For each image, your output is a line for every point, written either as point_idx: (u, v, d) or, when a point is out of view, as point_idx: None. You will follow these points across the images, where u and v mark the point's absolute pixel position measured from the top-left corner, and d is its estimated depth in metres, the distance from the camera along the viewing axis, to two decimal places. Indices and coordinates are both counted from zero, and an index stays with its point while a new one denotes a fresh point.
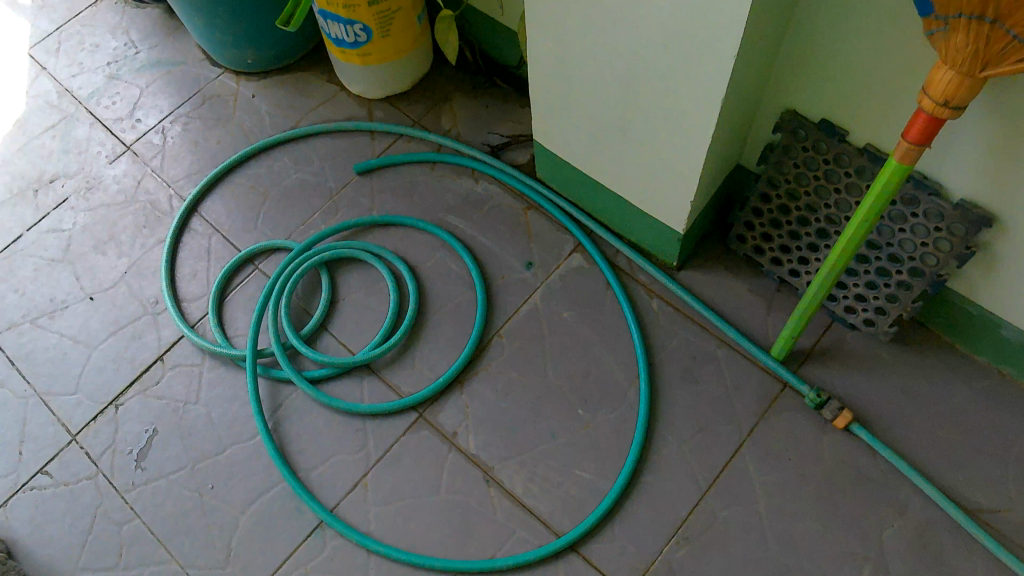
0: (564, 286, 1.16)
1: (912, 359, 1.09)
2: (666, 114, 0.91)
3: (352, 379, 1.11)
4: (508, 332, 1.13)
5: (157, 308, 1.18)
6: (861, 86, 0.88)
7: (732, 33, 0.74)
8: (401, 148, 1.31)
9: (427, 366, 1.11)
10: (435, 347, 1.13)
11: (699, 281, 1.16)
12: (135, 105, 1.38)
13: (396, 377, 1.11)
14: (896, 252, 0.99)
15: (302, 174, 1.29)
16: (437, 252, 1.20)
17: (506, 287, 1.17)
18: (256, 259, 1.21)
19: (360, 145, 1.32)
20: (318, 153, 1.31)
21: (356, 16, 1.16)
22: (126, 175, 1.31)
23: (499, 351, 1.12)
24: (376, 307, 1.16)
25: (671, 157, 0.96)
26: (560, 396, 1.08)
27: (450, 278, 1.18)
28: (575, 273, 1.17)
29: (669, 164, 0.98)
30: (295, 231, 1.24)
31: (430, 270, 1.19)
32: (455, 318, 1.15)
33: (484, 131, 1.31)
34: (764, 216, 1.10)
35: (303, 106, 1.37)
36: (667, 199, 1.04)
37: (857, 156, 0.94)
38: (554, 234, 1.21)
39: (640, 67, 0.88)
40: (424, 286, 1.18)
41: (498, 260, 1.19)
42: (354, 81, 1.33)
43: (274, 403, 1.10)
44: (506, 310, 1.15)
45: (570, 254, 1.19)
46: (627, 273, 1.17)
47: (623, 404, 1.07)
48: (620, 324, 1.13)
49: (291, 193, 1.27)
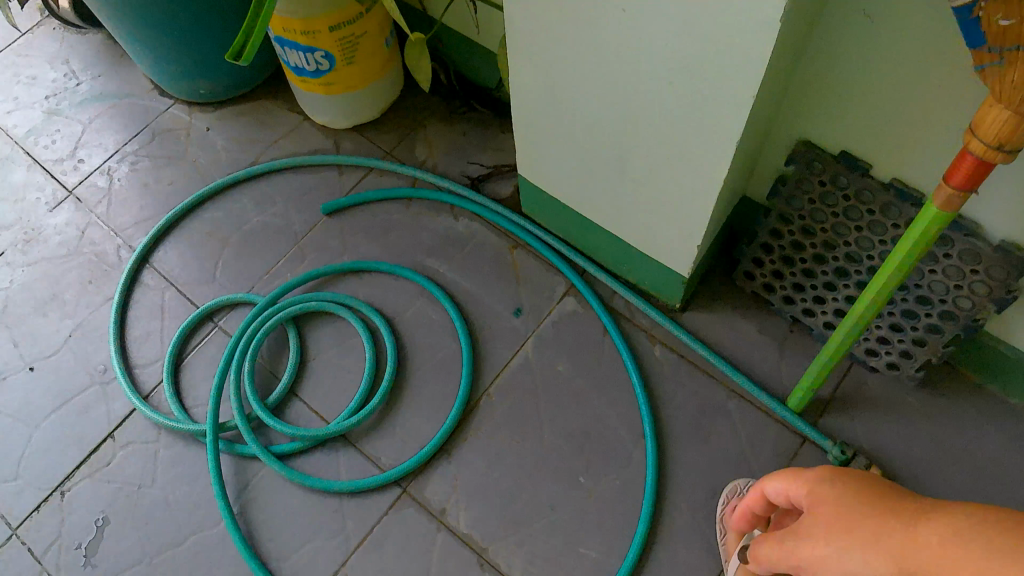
0: (558, 335, 1.06)
1: (940, 404, 1.00)
2: (668, 148, 0.80)
3: (326, 450, 1.00)
4: (498, 390, 1.02)
5: (106, 378, 1.06)
6: (889, 116, 0.77)
7: (750, 69, 0.64)
8: (372, 183, 1.19)
9: (410, 432, 1.00)
10: (418, 410, 1.02)
11: (705, 323, 1.06)
12: (78, 143, 1.26)
13: (375, 446, 1.00)
14: (925, 294, 0.89)
15: (264, 216, 1.17)
16: (416, 301, 1.09)
17: (494, 338, 1.06)
18: (217, 315, 1.09)
19: (328, 181, 1.20)
20: (281, 191, 1.19)
21: (317, 43, 1.04)
22: (68, 225, 1.18)
23: (489, 412, 1.01)
24: (351, 366, 1.05)
25: (676, 198, 0.86)
26: (558, 462, 0.98)
27: (432, 330, 1.07)
28: (569, 319, 1.07)
29: (673, 206, 0.88)
30: (258, 281, 1.12)
31: (409, 322, 1.07)
32: (439, 376, 1.04)
33: (463, 161, 1.20)
34: (775, 252, 0.99)
35: (263, 139, 1.25)
36: (671, 242, 0.94)
37: (883, 193, 0.84)
38: (545, 275, 1.10)
39: (638, 96, 0.77)
40: (402, 340, 1.06)
41: (484, 308, 1.08)
42: (318, 111, 1.21)
43: (241, 482, 0.99)
44: (495, 365, 1.04)
45: (563, 297, 1.08)
46: (625, 316, 1.07)
47: (629, 470, 0.96)
48: (621, 377, 1.02)
49: (252, 238, 1.16)
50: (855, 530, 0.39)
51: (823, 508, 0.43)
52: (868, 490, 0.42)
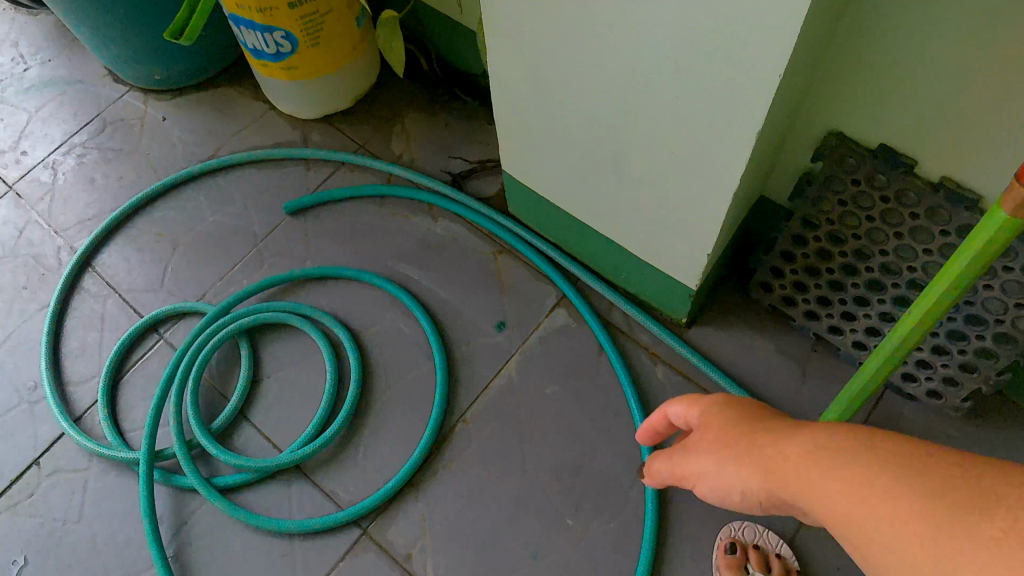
0: (547, 352, 0.92)
1: (990, 439, 0.85)
2: (671, 150, 0.66)
3: (278, 484, 0.87)
4: (475, 416, 0.89)
5: (34, 396, 0.94)
6: (945, 107, 0.63)
7: (773, 57, 0.50)
8: (342, 179, 1.06)
9: (373, 465, 0.87)
10: (384, 438, 0.89)
11: (714, 341, 0.92)
12: (21, 134, 1.14)
13: (333, 480, 0.87)
14: (978, 313, 0.75)
15: (220, 216, 1.05)
16: (385, 313, 0.96)
17: (473, 355, 0.92)
18: (162, 327, 0.97)
19: (293, 177, 1.07)
20: (240, 188, 1.07)
21: (276, 22, 0.92)
22: (5, 224, 1.06)
23: (464, 442, 0.88)
24: (310, 387, 0.92)
25: (678, 207, 0.73)
26: (543, 501, 0.84)
27: (403, 346, 0.94)
28: (559, 334, 0.93)
29: (675, 215, 0.75)
30: (210, 288, 1.00)
31: (377, 337, 0.94)
32: (409, 398, 0.91)
33: (444, 155, 1.07)
34: (797, 260, 0.84)
35: (224, 130, 1.12)
36: (674, 254, 0.81)
37: (930, 194, 0.70)
38: (533, 284, 0.97)
39: (635, 87, 0.63)
40: (369, 357, 0.93)
41: (462, 320, 0.95)
42: (283, 99, 1.08)
43: (179, 518, 0.86)
44: (473, 386, 0.91)
45: (553, 310, 0.95)
46: (623, 333, 0.93)
47: (625, 512, 0.83)
48: (617, 403, 0.88)
49: (206, 239, 1.03)
50: (752, 453, 0.38)
51: (712, 427, 0.42)
52: (763, 417, 0.41)
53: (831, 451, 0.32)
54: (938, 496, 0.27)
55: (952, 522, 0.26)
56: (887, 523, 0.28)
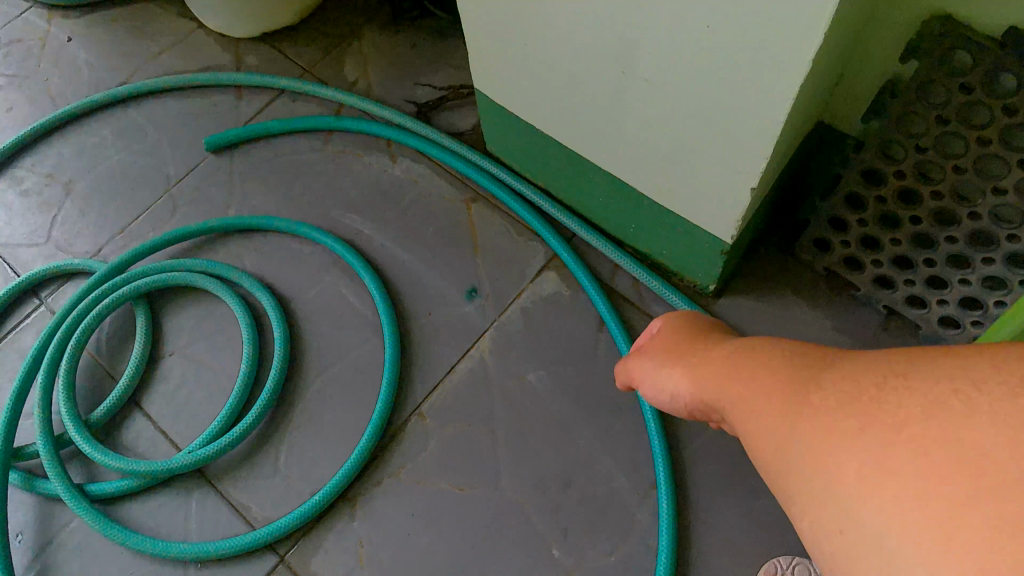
0: (530, 327, 0.70)
1: None
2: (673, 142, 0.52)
3: (173, 495, 0.66)
4: (433, 409, 0.67)
5: None
6: None
7: None
8: (280, 110, 0.85)
9: (297, 472, 0.66)
10: (313, 437, 0.67)
11: (752, 317, 0.68)
12: None
13: (245, 491, 0.66)
14: None
15: (127, 154, 0.84)
16: (324, 276, 0.75)
17: (434, 330, 0.71)
18: (43, 290, 0.77)
19: (220, 107, 0.86)
20: (154, 121, 0.86)
21: None
22: None
23: (418, 443, 0.66)
24: (222, 370, 0.71)
25: (694, 162, 0.52)
26: (520, 525, 0.62)
27: (344, 318, 0.72)
28: (546, 305, 0.71)
29: (689, 174, 0.54)
30: (107, 243, 0.79)
31: (312, 306, 0.73)
32: (349, 385, 0.69)
33: (408, 82, 0.85)
34: (869, 206, 0.62)
35: (140, 52, 0.91)
36: (695, 199, 0.57)
37: None
38: (514, 241, 0.74)
39: (630, 29, 0.45)
40: (300, 332, 0.72)
41: (422, 285, 0.73)
42: (210, 13, 0.87)
43: (44, 537, 0.66)
44: (431, 370, 0.69)
45: (540, 274, 0.72)
46: (632, 305, 0.70)
47: (631, 542, 0.61)
48: (622, 394, 0.66)
49: (107, 183, 0.82)
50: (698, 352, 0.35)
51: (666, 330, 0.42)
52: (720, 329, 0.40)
53: (749, 353, 0.30)
54: (855, 385, 0.22)
55: (870, 416, 0.21)
56: (816, 436, 0.22)
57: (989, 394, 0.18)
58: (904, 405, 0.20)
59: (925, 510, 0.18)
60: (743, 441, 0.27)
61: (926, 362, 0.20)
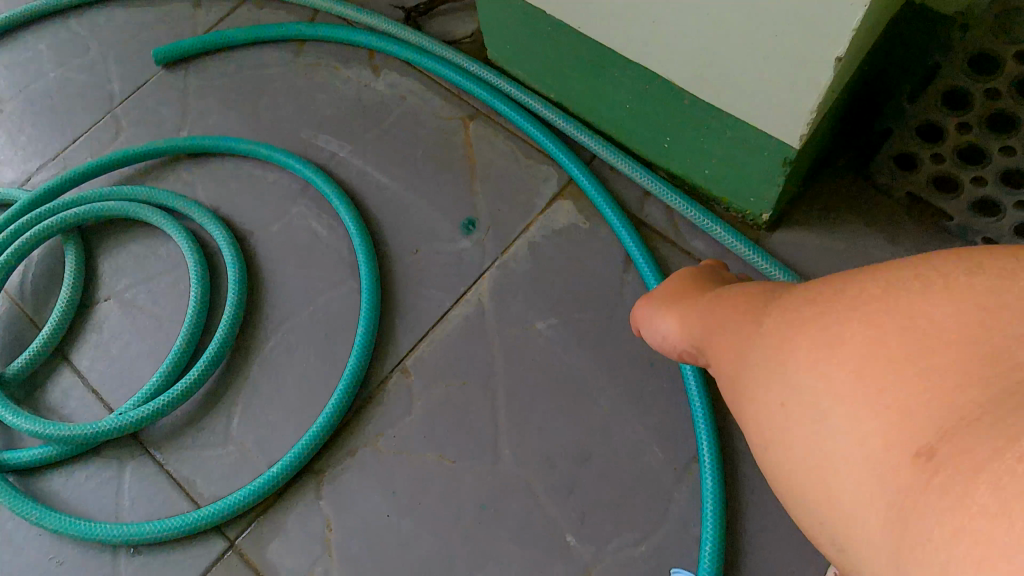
0: (539, 266, 0.57)
1: None
2: (726, 35, 0.40)
3: (103, 466, 0.54)
4: (419, 364, 0.55)
5: None
6: None
7: None
8: (244, 18, 0.72)
9: (253, 439, 0.54)
10: (273, 398, 0.55)
11: (815, 252, 0.55)
12: None
13: (189, 462, 0.54)
14: None
15: (64, 70, 0.71)
16: (292, 207, 0.62)
17: (422, 270, 0.58)
18: None
19: (175, 16, 0.73)
20: (98, 33, 0.73)
21: None
22: None
23: (400, 405, 0.54)
24: (168, 318, 0.59)
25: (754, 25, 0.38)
26: (526, 506, 0.50)
27: (315, 256, 0.60)
28: (559, 240, 0.58)
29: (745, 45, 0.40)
30: (38, 173, 0.66)
31: (277, 242, 0.61)
32: (318, 336, 0.57)
33: None
34: None
35: None
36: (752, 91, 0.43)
37: None
38: (520, 164, 0.61)
39: None
40: (262, 272, 0.60)
41: (408, 217, 0.60)
42: None
43: None
44: (418, 317, 0.57)
45: (551, 202, 0.59)
46: (664, 239, 0.57)
47: (665, 529, 0.48)
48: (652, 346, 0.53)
49: (40, 103, 0.70)
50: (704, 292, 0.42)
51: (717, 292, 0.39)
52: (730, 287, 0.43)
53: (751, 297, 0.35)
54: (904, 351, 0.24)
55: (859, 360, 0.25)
56: (813, 350, 0.27)
57: (925, 321, 0.24)
58: (885, 322, 0.25)
59: (893, 433, 0.23)
60: (747, 364, 0.31)
61: (904, 295, 0.25)
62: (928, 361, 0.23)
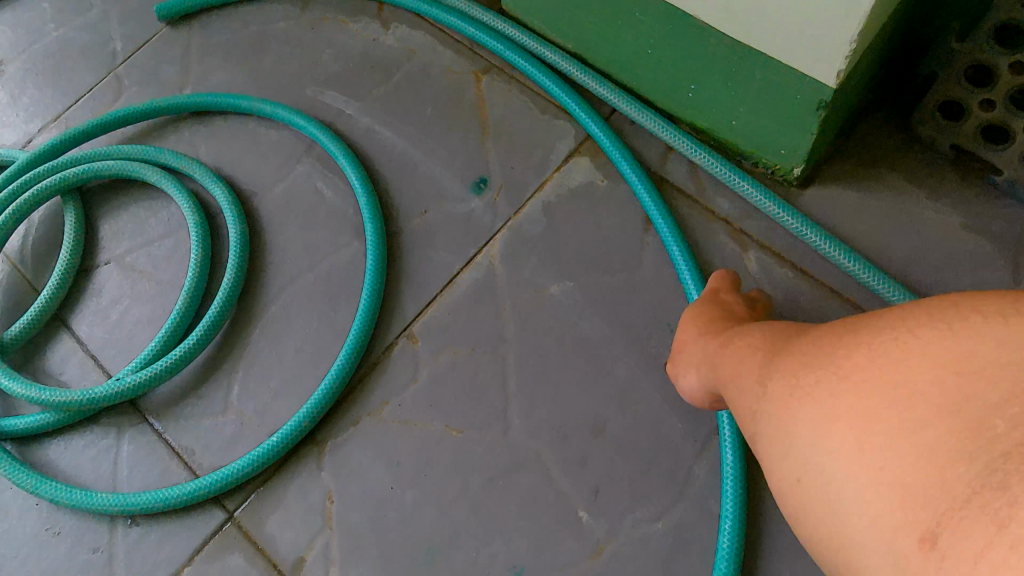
0: (553, 227, 0.54)
1: None
2: None
3: (100, 434, 0.53)
4: (425, 330, 0.52)
5: None
6: None
7: None
8: None
9: (252, 407, 0.52)
10: (274, 365, 0.53)
11: (850, 211, 0.50)
12: None
13: (187, 431, 0.52)
14: None
15: (66, 28, 0.69)
16: (295, 168, 0.59)
17: (430, 231, 0.55)
18: None
19: None
20: None
21: None
22: None
23: (404, 373, 0.51)
24: (168, 283, 0.57)
25: None
26: (535, 480, 0.47)
27: (318, 218, 0.57)
28: (575, 199, 0.54)
29: None
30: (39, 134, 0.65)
31: (280, 204, 0.58)
32: (320, 301, 0.54)
33: None
34: None
35: None
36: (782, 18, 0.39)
37: None
38: (534, 120, 0.58)
39: None
40: (263, 235, 0.57)
41: (416, 176, 0.57)
42: None
43: None
44: (425, 281, 0.54)
45: (567, 160, 0.56)
46: (686, 197, 0.53)
47: (684, 506, 0.45)
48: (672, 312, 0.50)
49: (42, 62, 0.68)
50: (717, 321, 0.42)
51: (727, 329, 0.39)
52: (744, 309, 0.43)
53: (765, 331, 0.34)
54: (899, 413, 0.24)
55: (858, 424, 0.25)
56: (816, 419, 0.26)
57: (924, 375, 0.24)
58: (885, 375, 0.25)
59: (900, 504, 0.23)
60: (755, 422, 0.30)
61: (902, 349, 0.24)
62: (927, 434, 0.23)
